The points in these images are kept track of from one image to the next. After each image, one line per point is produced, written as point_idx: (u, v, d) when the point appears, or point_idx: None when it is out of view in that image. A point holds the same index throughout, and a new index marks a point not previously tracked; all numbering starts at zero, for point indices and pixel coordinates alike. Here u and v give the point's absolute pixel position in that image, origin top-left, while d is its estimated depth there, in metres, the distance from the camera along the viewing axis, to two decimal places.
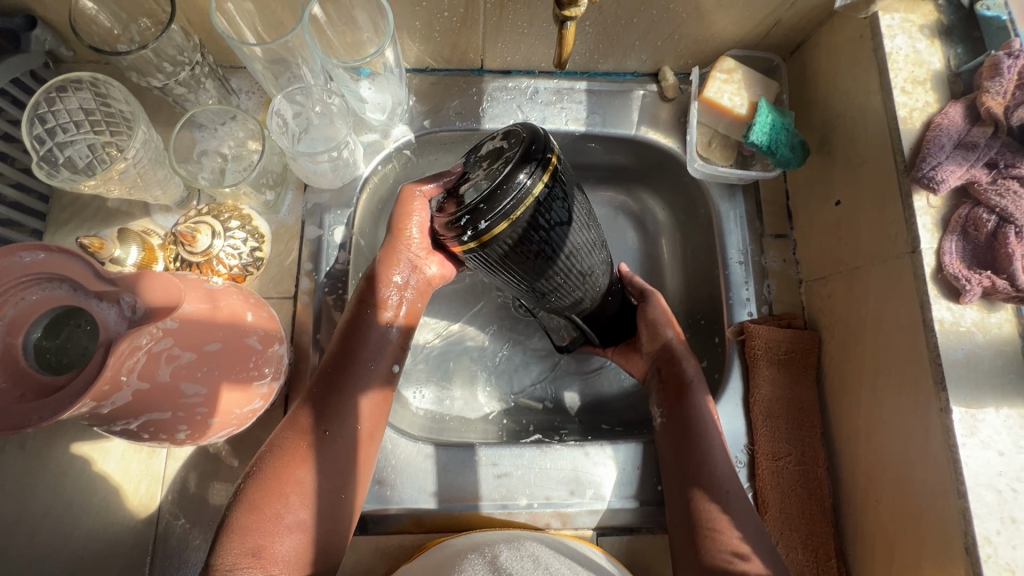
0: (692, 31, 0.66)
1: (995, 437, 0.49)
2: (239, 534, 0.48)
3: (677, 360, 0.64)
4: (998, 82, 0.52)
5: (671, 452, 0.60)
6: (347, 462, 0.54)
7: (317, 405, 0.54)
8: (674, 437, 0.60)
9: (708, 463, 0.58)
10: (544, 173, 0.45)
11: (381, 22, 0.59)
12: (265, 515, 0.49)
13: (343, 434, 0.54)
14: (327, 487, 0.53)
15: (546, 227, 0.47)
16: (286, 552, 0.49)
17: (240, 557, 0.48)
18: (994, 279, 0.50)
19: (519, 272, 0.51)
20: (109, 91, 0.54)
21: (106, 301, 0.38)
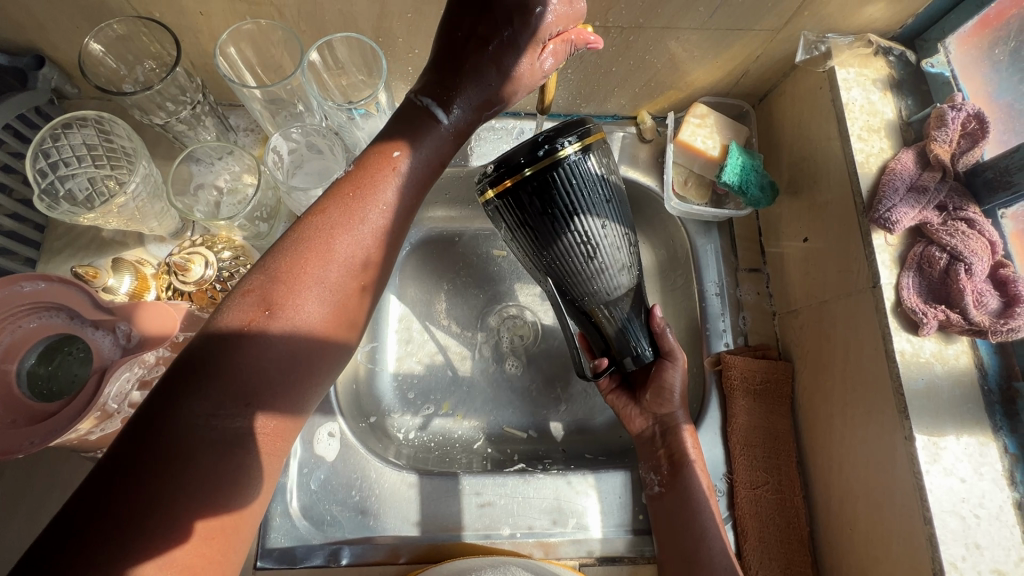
0: (668, 78, 0.71)
1: (957, 465, 0.51)
2: (201, 389, 0.35)
3: (675, 432, 0.63)
4: (945, 131, 0.56)
5: (670, 524, 0.60)
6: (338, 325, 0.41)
7: (297, 253, 0.40)
8: (672, 508, 0.60)
9: (704, 540, 0.57)
10: (582, 142, 0.49)
11: (373, 65, 0.62)
12: (237, 371, 0.37)
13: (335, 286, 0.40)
14: (311, 344, 0.39)
15: (577, 188, 0.50)
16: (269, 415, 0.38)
17: (207, 418, 0.35)
18: (948, 313, 0.53)
19: (544, 232, 0.51)
20: (112, 129, 0.57)
21: (102, 329, 0.39)
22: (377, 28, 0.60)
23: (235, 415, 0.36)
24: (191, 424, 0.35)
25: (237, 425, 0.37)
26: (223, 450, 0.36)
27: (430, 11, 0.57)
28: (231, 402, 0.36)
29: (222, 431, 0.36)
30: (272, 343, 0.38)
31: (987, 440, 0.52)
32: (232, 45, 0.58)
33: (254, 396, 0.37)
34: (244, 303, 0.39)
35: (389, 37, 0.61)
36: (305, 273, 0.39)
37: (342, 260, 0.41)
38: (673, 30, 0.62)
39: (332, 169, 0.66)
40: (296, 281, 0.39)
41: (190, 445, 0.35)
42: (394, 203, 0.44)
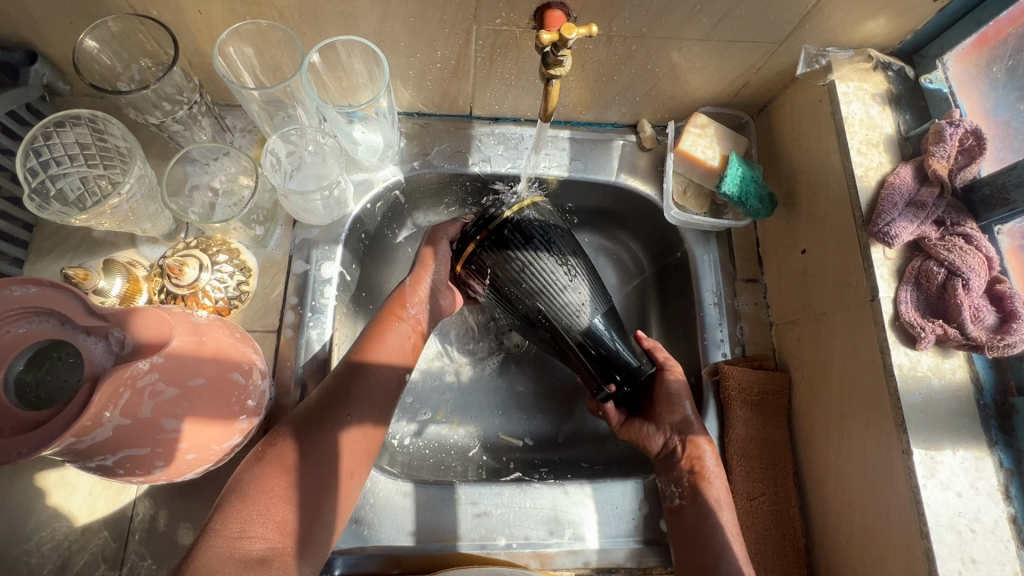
0: (668, 88, 0.71)
1: (954, 479, 0.51)
2: (237, 514, 0.45)
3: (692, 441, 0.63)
4: (943, 147, 0.57)
5: (687, 540, 0.58)
6: (361, 447, 0.54)
7: (328, 399, 0.54)
8: (696, 525, 0.58)
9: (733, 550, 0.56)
10: (519, 203, 0.60)
11: (376, 71, 0.62)
12: (263, 495, 0.47)
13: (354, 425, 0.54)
14: (331, 470, 0.51)
15: (522, 233, 0.59)
16: (286, 534, 0.46)
17: (232, 538, 0.44)
18: (945, 328, 0.53)
19: (501, 272, 0.60)
20: (106, 128, 0.56)
21: (93, 336, 0.38)
22: (379, 31, 0.59)
23: (264, 536, 0.45)
24: (219, 548, 0.43)
25: (257, 548, 0.44)
26: (239, 565, 0.42)
27: (433, 16, 0.57)
28: (254, 526, 0.45)
29: (244, 552, 0.43)
30: (287, 475, 0.49)
31: (983, 454, 0.52)
32: (231, 45, 0.58)
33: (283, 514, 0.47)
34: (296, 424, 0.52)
35: (391, 41, 0.61)
36: (324, 420, 0.52)
37: (359, 401, 0.55)
38: (675, 40, 0.62)
39: (329, 173, 0.66)
40: (320, 427, 0.52)
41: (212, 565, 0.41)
42: (397, 347, 0.60)
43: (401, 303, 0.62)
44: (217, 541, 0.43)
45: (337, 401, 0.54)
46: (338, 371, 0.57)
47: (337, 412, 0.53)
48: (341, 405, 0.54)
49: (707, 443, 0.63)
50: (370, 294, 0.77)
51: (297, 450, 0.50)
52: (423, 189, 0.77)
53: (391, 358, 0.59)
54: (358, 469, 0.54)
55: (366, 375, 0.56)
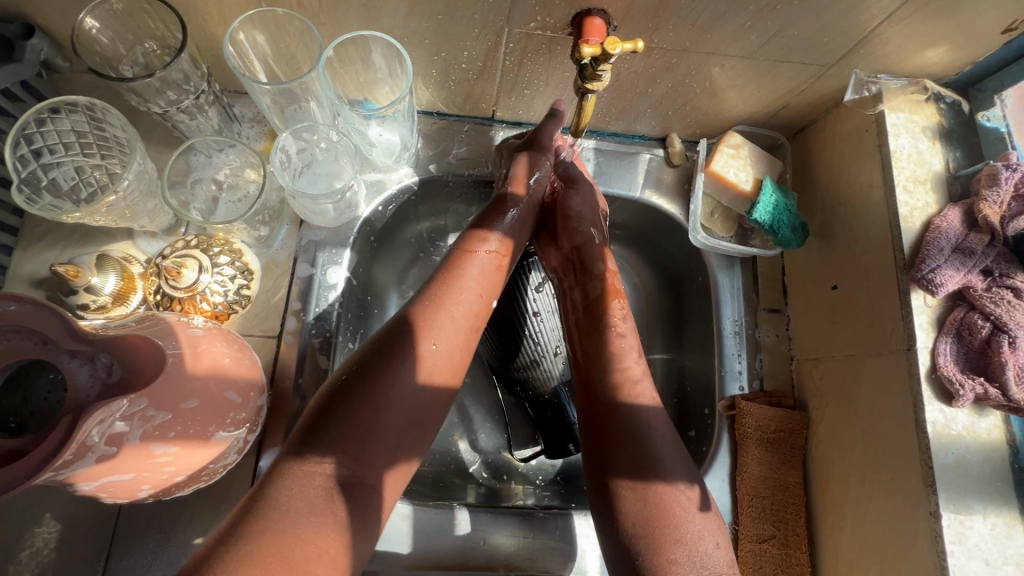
0: (705, 105, 0.67)
1: (982, 546, 0.49)
2: (306, 447, 0.43)
3: (628, 394, 0.52)
4: (996, 191, 0.53)
5: (592, 463, 0.51)
6: (429, 396, 0.49)
7: (398, 326, 0.50)
8: (594, 479, 0.50)
9: (640, 518, 0.46)
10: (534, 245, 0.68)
11: (397, 67, 0.58)
12: (351, 416, 0.45)
13: (410, 372, 0.48)
14: (404, 410, 0.47)
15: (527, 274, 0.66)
16: (369, 467, 0.44)
17: (313, 466, 0.42)
18: (987, 387, 0.51)
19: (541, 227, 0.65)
20: (105, 117, 0.52)
21: (78, 358, 0.36)
22: (404, 27, 0.55)
23: (342, 466, 0.43)
24: (291, 484, 0.41)
25: (331, 478, 0.42)
26: (323, 501, 0.41)
27: (463, 14, 0.52)
28: (336, 454, 0.43)
29: (324, 481, 0.42)
30: (354, 417, 0.45)
31: (1014, 522, 0.50)
32: (243, 32, 0.53)
33: (354, 448, 0.44)
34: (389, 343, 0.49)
35: (416, 37, 0.56)
36: (388, 368, 0.47)
37: (442, 328, 0.51)
38: (718, 56, 0.57)
39: (342, 172, 0.62)
40: (371, 373, 0.46)
41: (288, 497, 0.41)
42: (482, 277, 0.56)
43: (471, 248, 0.57)
44: (292, 468, 0.42)
45: (402, 346, 0.48)
46: (387, 326, 0.51)
47: (392, 368, 0.47)
48: (403, 351, 0.48)
49: (648, 407, 0.52)
50: (377, 300, 0.74)
51: (365, 385, 0.46)
52: (441, 191, 0.73)
53: (482, 289, 0.55)
54: (426, 417, 0.49)
55: (440, 312, 0.52)
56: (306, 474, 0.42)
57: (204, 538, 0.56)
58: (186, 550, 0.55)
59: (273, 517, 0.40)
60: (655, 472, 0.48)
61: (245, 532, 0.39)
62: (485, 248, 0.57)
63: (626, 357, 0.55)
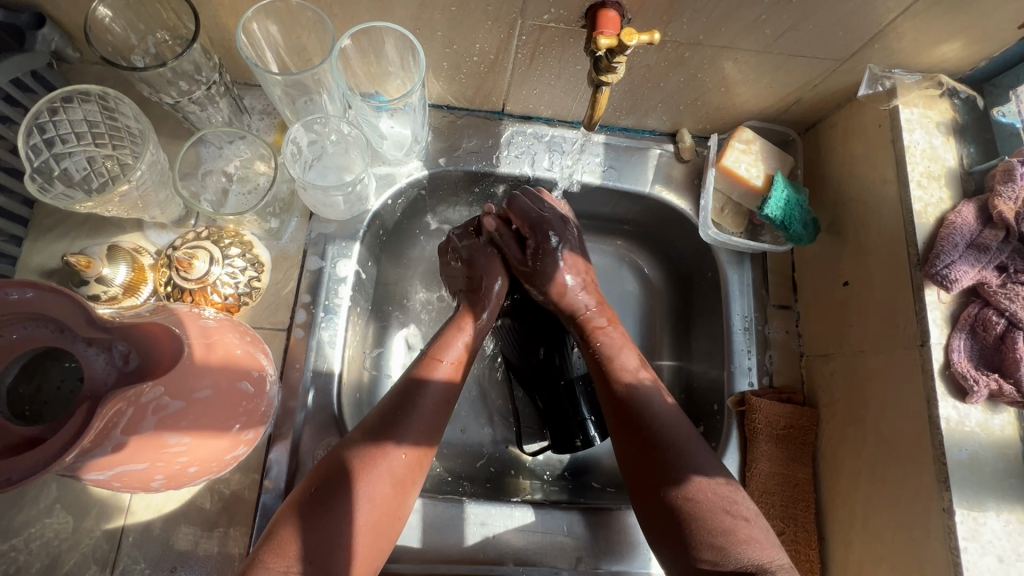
0: (716, 100, 0.66)
1: (995, 543, 0.49)
2: (280, 547, 0.45)
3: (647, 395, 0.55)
4: (1012, 187, 0.53)
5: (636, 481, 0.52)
6: (401, 476, 0.51)
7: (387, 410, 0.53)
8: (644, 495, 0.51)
9: (701, 510, 0.48)
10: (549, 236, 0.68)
11: (410, 59, 0.58)
12: (319, 526, 0.46)
13: (383, 469, 0.50)
14: (371, 529, 0.48)
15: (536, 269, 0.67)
16: (333, 566, 0.45)
17: (277, 574, 0.43)
18: (1001, 383, 0.50)
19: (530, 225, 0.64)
20: (117, 107, 0.52)
21: (94, 347, 0.36)
22: (416, 18, 0.54)
23: (307, 571, 0.44)
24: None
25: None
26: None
27: (476, 5, 0.52)
28: (303, 555, 0.45)
29: None
30: (326, 512, 0.47)
31: None
32: (256, 21, 0.53)
33: (322, 529, 0.46)
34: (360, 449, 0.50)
35: (429, 29, 0.56)
36: (369, 464, 0.49)
37: (415, 421, 0.53)
38: (732, 50, 0.57)
39: (352, 165, 0.62)
40: (347, 487, 0.48)
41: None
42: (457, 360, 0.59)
43: (442, 349, 0.59)
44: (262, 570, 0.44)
45: (383, 444, 0.51)
46: (375, 417, 0.53)
47: (370, 468, 0.49)
48: (388, 432, 0.51)
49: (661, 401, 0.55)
50: (383, 293, 0.73)
51: (332, 496, 0.48)
52: (449, 185, 0.73)
53: (450, 374, 0.58)
54: (397, 500, 0.51)
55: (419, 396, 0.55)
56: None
57: (214, 530, 0.56)
58: (196, 542, 0.55)
59: None
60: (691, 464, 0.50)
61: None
62: (456, 347, 0.59)
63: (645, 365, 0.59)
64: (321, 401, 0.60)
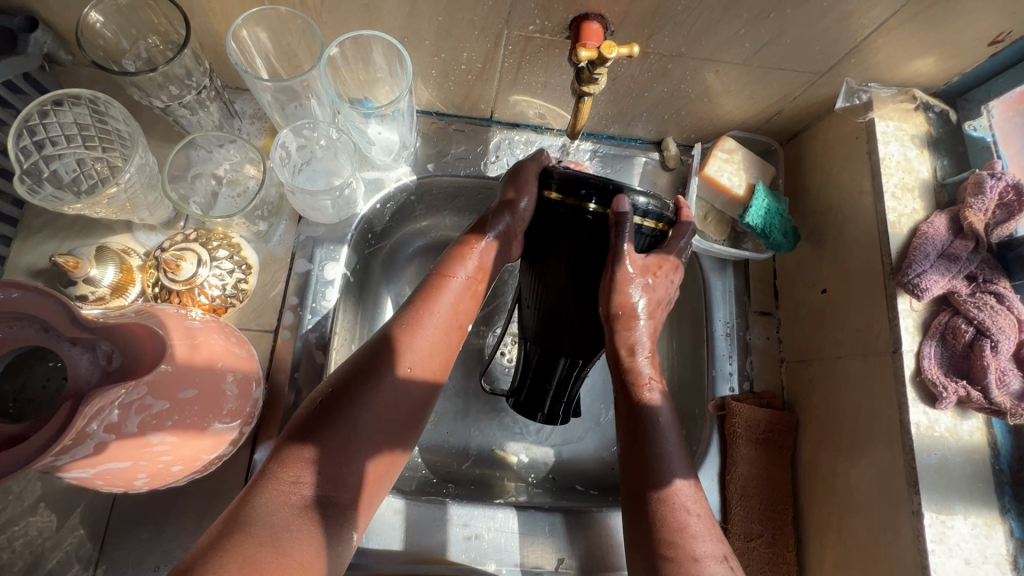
0: (700, 110, 0.68)
1: (962, 545, 0.50)
2: (287, 463, 0.44)
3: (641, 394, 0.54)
4: (981, 199, 0.55)
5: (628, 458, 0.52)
6: (411, 396, 0.50)
7: (380, 345, 0.51)
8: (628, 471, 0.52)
9: (668, 517, 0.48)
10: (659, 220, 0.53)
11: (397, 66, 0.59)
12: (334, 443, 0.45)
13: (379, 397, 0.48)
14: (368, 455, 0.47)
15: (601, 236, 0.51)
16: (339, 487, 0.45)
17: (288, 484, 0.43)
18: (969, 390, 0.52)
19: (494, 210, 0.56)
20: (107, 110, 0.53)
21: (78, 346, 0.36)
22: (404, 27, 0.56)
23: (321, 483, 0.44)
24: (269, 496, 0.42)
25: (307, 493, 0.43)
26: (300, 518, 0.42)
27: (463, 15, 0.53)
28: (312, 472, 0.44)
29: (299, 499, 0.43)
30: (330, 436, 0.46)
31: (994, 522, 0.51)
32: (246, 28, 0.54)
33: (334, 447, 0.45)
34: (356, 375, 0.48)
35: (416, 38, 0.57)
36: (366, 392, 0.48)
37: (416, 359, 0.51)
38: (713, 62, 0.58)
39: (341, 170, 0.63)
40: (344, 414, 0.47)
41: (273, 504, 0.42)
42: (459, 298, 0.55)
43: (451, 265, 0.55)
44: (271, 488, 0.43)
45: (374, 375, 0.49)
46: (369, 344, 0.51)
47: (366, 397, 0.48)
48: (392, 363, 0.50)
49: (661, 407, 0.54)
50: (372, 297, 0.74)
51: (341, 413, 0.46)
52: (438, 191, 0.74)
53: (448, 329, 0.54)
54: (407, 424, 0.51)
55: (419, 335, 0.52)
56: (287, 499, 0.42)
57: (197, 529, 0.56)
58: (179, 541, 0.56)
59: (250, 529, 0.40)
60: (676, 463, 0.50)
61: (230, 533, 0.40)
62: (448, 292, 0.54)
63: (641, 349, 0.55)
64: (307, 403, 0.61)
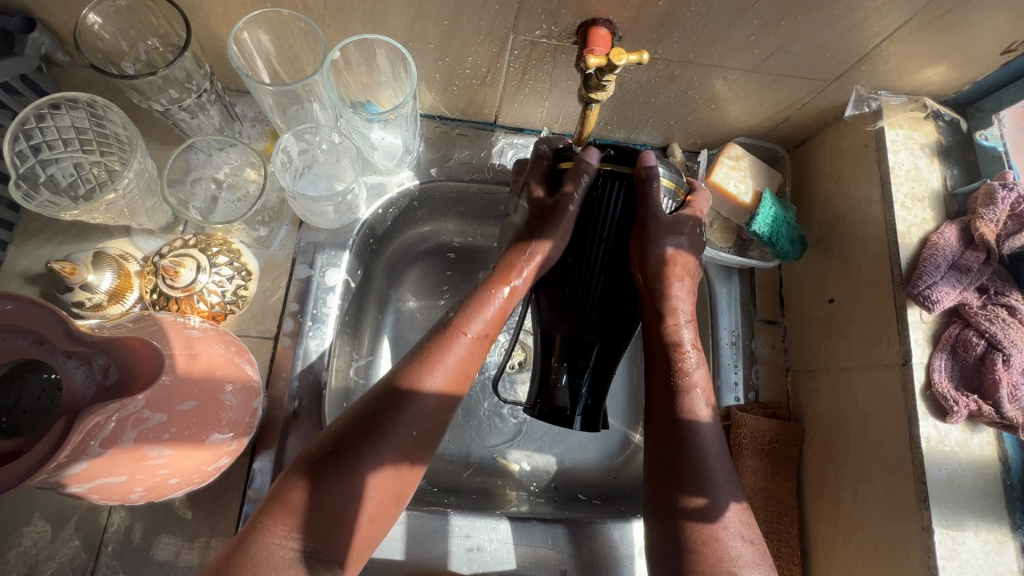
0: (707, 117, 0.67)
1: (973, 562, 0.49)
2: (282, 512, 0.42)
3: (686, 399, 0.51)
4: (993, 211, 0.54)
5: (656, 467, 0.50)
6: (417, 445, 0.47)
7: (388, 397, 0.47)
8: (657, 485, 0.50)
9: (703, 544, 0.46)
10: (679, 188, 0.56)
11: (402, 71, 0.58)
12: (326, 498, 0.43)
13: (394, 439, 0.46)
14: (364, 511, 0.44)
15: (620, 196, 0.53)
16: (332, 543, 0.43)
17: (278, 540, 0.41)
18: (981, 404, 0.51)
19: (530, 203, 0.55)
20: (104, 114, 0.52)
21: (74, 359, 0.35)
22: (409, 32, 0.55)
23: (312, 537, 0.42)
24: (262, 548, 0.41)
25: (295, 549, 0.41)
26: (291, 574, 0.40)
27: (468, 19, 0.52)
28: (301, 528, 0.42)
29: (288, 555, 0.40)
30: (329, 488, 0.43)
31: (1005, 539, 0.50)
32: (247, 31, 0.53)
33: (328, 499, 0.43)
34: (362, 422, 0.46)
35: (421, 42, 0.56)
36: (371, 445, 0.45)
37: (424, 409, 0.47)
38: (721, 68, 0.58)
39: (343, 174, 0.62)
40: (345, 465, 0.44)
41: (259, 560, 0.40)
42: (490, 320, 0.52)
43: (466, 317, 0.51)
44: (260, 541, 0.41)
45: (381, 427, 0.46)
46: (378, 390, 0.48)
47: (371, 450, 0.45)
48: (402, 412, 0.46)
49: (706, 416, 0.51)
50: (373, 303, 0.74)
51: (342, 463, 0.44)
52: (441, 196, 0.73)
53: (475, 351, 0.51)
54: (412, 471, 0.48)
55: (435, 376, 0.48)
56: (274, 555, 0.40)
57: (195, 540, 0.55)
58: (176, 552, 0.55)
59: None
60: (717, 475, 0.48)
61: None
62: (488, 310, 0.52)
63: (686, 347, 0.53)
64: (307, 411, 0.60)
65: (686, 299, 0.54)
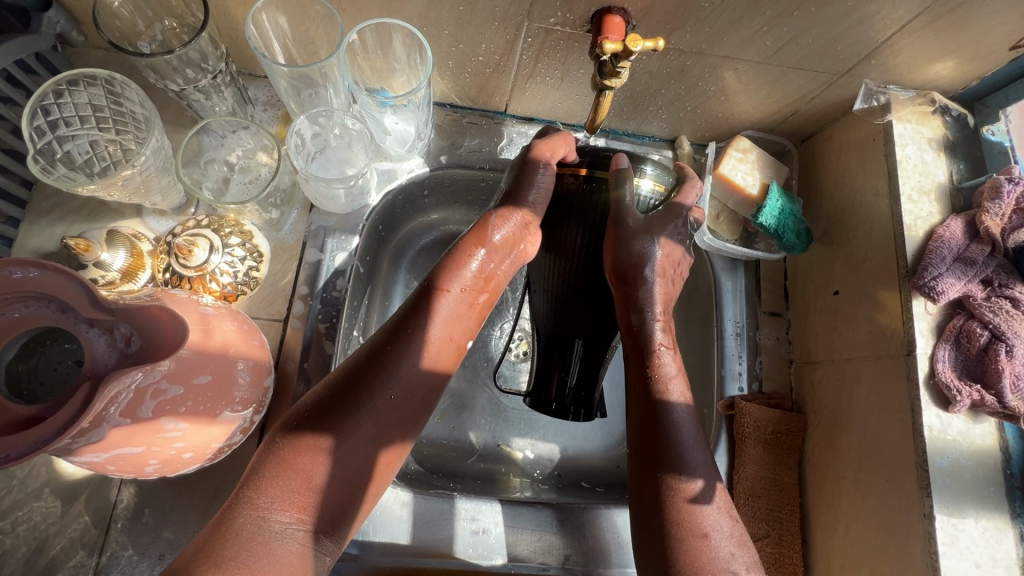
0: (716, 109, 0.68)
1: (972, 549, 0.50)
2: (262, 485, 0.42)
3: (660, 390, 0.51)
4: (998, 204, 0.55)
5: (638, 459, 0.50)
6: (400, 409, 0.48)
7: (368, 358, 0.48)
8: (639, 476, 0.50)
9: (690, 532, 0.45)
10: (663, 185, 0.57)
11: (417, 57, 0.59)
12: (307, 464, 0.43)
13: (375, 403, 0.46)
14: (347, 483, 0.44)
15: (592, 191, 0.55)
16: (317, 514, 0.42)
17: (260, 512, 0.40)
18: (983, 394, 0.52)
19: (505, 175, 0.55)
20: (123, 92, 0.52)
21: (96, 328, 0.36)
22: (424, 17, 0.55)
23: (296, 504, 0.42)
24: (244, 521, 0.40)
25: (279, 517, 0.41)
26: (275, 545, 0.39)
27: (484, 6, 0.53)
28: (284, 498, 0.41)
29: (270, 522, 0.40)
30: (309, 463, 0.43)
31: (1004, 526, 0.51)
32: (265, 12, 0.53)
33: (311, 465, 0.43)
34: (341, 389, 0.46)
35: (435, 28, 0.57)
36: (348, 416, 0.45)
37: (402, 374, 0.48)
38: (733, 60, 0.58)
39: (355, 159, 0.63)
40: (323, 439, 0.44)
41: (245, 530, 0.39)
42: (456, 307, 0.52)
43: (446, 278, 0.52)
44: (246, 512, 0.40)
45: (358, 399, 0.46)
46: (366, 347, 0.49)
47: (350, 421, 0.45)
48: (382, 377, 0.47)
49: (681, 405, 0.51)
50: (381, 289, 0.74)
51: (321, 430, 0.44)
52: (450, 183, 0.73)
53: (448, 324, 0.52)
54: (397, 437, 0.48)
55: (414, 342, 0.49)
56: (261, 523, 0.40)
57: (204, 517, 0.56)
58: (184, 529, 0.55)
59: (224, 558, 0.38)
60: (695, 469, 0.48)
61: (203, 560, 0.37)
62: (466, 271, 0.53)
63: (660, 347, 0.54)
64: None
65: (659, 294, 0.55)
